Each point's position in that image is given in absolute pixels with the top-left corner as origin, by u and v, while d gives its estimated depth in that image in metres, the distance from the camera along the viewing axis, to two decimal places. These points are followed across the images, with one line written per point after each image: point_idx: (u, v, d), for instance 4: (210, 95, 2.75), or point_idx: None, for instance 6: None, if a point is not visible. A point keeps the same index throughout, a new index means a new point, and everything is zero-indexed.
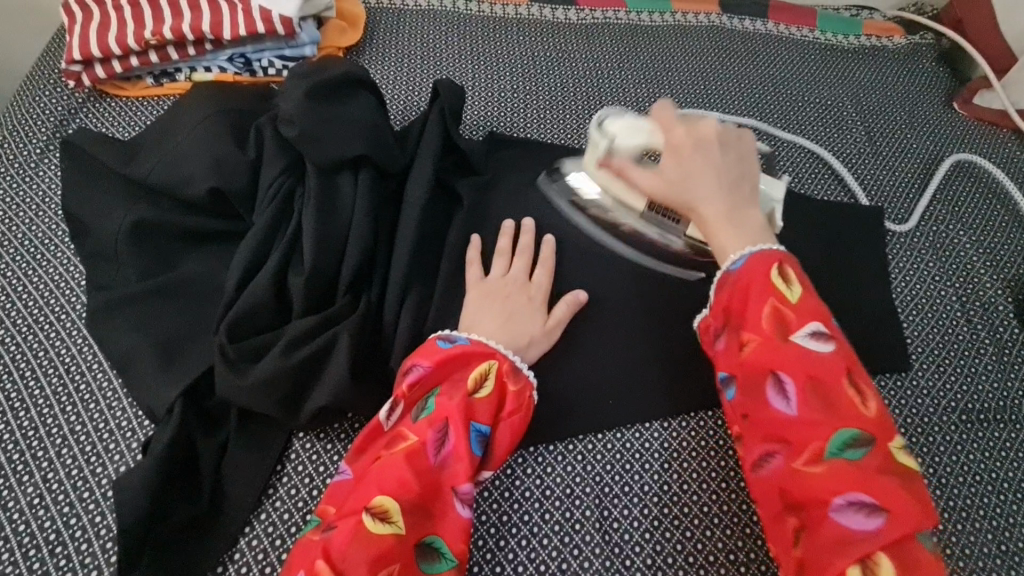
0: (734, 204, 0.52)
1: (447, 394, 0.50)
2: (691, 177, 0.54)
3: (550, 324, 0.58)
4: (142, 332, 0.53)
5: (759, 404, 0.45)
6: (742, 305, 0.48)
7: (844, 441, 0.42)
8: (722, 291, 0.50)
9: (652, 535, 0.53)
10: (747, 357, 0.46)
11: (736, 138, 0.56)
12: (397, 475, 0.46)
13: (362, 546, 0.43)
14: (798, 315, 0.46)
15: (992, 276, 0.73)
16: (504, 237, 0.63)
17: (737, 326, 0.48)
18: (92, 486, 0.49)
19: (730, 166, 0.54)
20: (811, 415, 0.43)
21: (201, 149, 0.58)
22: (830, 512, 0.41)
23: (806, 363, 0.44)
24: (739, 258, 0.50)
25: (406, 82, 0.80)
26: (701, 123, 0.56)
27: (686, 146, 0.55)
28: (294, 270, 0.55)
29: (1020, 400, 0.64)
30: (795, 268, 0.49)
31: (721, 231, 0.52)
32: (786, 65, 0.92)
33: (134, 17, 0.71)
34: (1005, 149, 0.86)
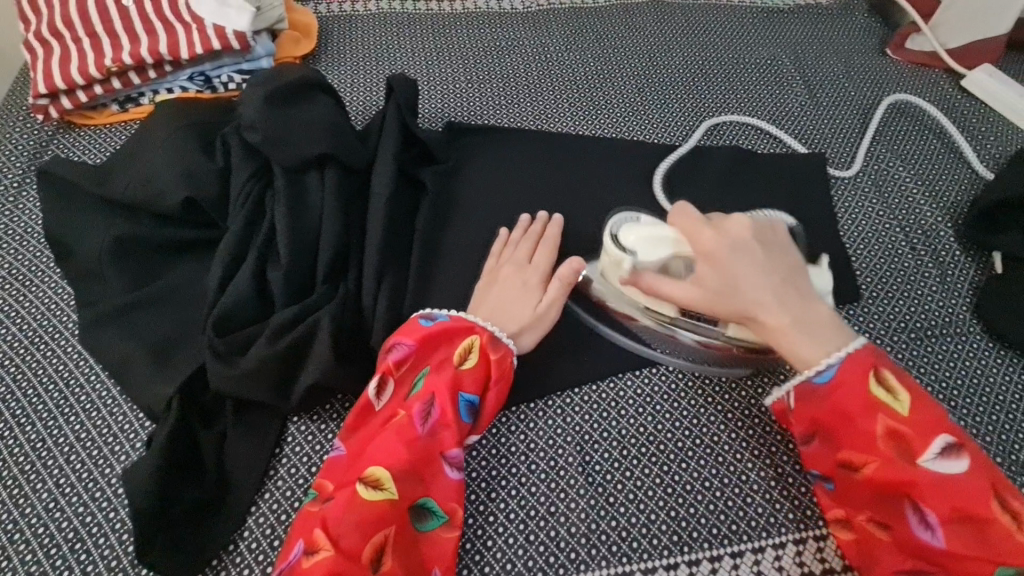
0: (792, 305, 0.51)
1: (433, 369, 0.54)
2: (742, 288, 0.51)
3: (543, 308, 0.59)
4: (134, 339, 0.56)
5: (901, 531, 0.47)
6: (842, 422, 0.49)
7: (1003, 572, 0.44)
8: (807, 406, 0.50)
9: (632, 473, 0.57)
10: (870, 479, 0.48)
11: (770, 230, 0.54)
12: (388, 446, 0.50)
13: (358, 511, 0.47)
14: (917, 433, 0.47)
15: (933, 206, 0.78)
16: (518, 228, 0.66)
17: (842, 444, 0.49)
18: (103, 486, 0.52)
19: (773, 266, 0.52)
20: (961, 545, 0.45)
21: (172, 163, 0.61)
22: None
23: (946, 492, 0.45)
24: (829, 366, 0.49)
25: (363, 83, 0.83)
26: (736, 222, 0.53)
27: (727, 250, 0.51)
28: (272, 266, 0.58)
29: (965, 314, 0.69)
30: (888, 366, 0.50)
31: (788, 339, 0.50)
32: (726, 31, 0.96)
33: (93, 47, 0.74)
34: (938, 87, 0.91)
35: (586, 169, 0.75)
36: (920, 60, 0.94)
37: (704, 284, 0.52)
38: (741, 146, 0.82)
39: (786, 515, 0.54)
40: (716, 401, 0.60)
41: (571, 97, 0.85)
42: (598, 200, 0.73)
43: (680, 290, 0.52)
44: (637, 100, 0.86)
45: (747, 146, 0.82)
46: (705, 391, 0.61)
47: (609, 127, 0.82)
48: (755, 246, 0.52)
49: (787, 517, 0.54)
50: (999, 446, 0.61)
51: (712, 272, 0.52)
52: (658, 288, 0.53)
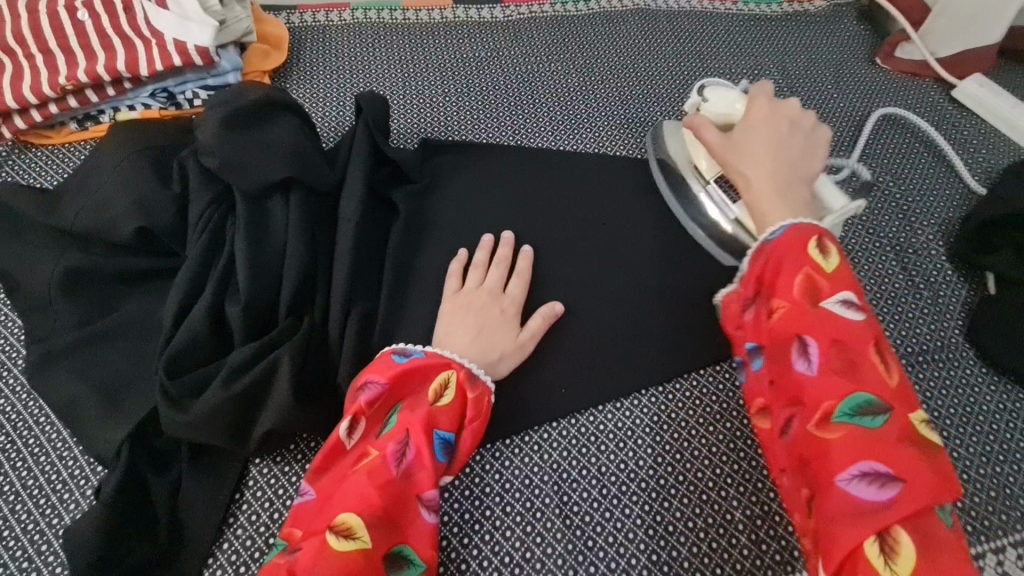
0: (786, 183, 0.55)
1: (408, 406, 0.52)
2: (754, 149, 0.57)
3: (523, 338, 0.59)
4: (84, 379, 0.53)
5: (786, 368, 0.46)
6: (775, 277, 0.49)
7: (863, 413, 0.42)
8: (756, 262, 0.51)
9: (611, 513, 0.54)
10: (775, 324, 0.47)
11: (812, 127, 0.59)
12: (360, 491, 0.47)
13: (328, 565, 0.43)
14: (830, 285, 0.46)
15: (924, 223, 0.75)
16: (482, 251, 0.64)
17: (769, 297, 0.49)
18: (49, 538, 0.49)
19: (801, 147, 0.57)
20: (832, 378, 0.43)
21: (125, 190, 0.58)
22: (839, 478, 0.40)
23: (832, 329, 0.44)
24: (782, 225, 0.51)
25: (336, 98, 0.80)
26: (789, 104, 0.60)
27: (757, 118, 0.58)
28: (231, 300, 0.55)
29: (956, 338, 0.67)
30: (834, 241, 0.49)
31: (763, 197, 0.54)
32: (711, 39, 0.94)
33: (48, 64, 0.70)
34: (928, 98, 0.89)
35: (566, 188, 0.73)
36: (909, 70, 0.91)
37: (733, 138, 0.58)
38: None
39: (771, 557, 0.52)
40: (699, 434, 0.58)
41: (552, 111, 0.82)
42: (579, 220, 0.70)
43: (711, 136, 0.59)
44: (620, 113, 0.83)
45: None
46: (689, 423, 0.58)
47: (592, 142, 0.79)
48: (792, 130, 0.58)
49: (772, 559, 0.52)
50: (993, 478, 0.59)
51: (739, 133, 0.59)
52: (699, 129, 0.60)
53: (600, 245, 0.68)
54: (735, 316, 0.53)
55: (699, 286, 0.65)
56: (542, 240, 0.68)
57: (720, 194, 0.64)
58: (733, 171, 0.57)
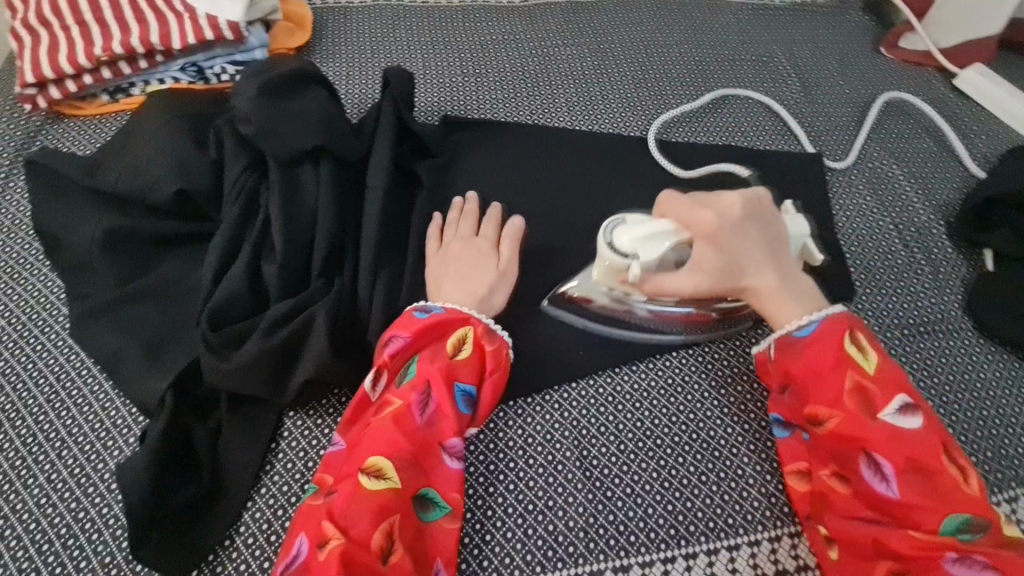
0: (786, 275, 0.55)
1: (428, 359, 0.54)
2: (743, 266, 0.54)
3: (503, 266, 0.61)
4: (127, 333, 0.56)
5: (858, 477, 0.49)
6: (816, 380, 0.52)
7: (956, 524, 0.45)
8: (786, 358, 0.54)
9: (629, 467, 0.57)
10: (832, 431, 0.50)
11: (754, 201, 0.55)
12: (386, 437, 0.49)
13: (363, 504, 0.46)
14: (880, 389, 0.50)
15: (925, 203, 0.78)
16: (454, 212, 0.66)
17: (814, 402, 0.52)
18: (95, 481, 0.51)
19: (766, 236, 0.55)
20: (915, 494, 0.46)
21: (164, 155, 0.60)
22: (945, 565, 0.44)
23: (906, 443, 0.48)
24: (810, 322, 0.53)
25: (358, 76, 0.83)
26: (724, 202, 0.54)
27: (720, 234, 0.53)
28: (268, 260, 0.58)
29: (957, 310, 0.70)
30: (866, 336, 0.53)
31: (780, 307, 0.55)
32: (721, 28, 0.96)
33: (83, 36, 0.72)
34: (931, 86, 0.91)
35: (583, 164, 0.75)
36: (914, 59, 0.94)
37: (707, 267, 0.54)
38: (737, 143, 0.82)
39: (781, 509, 0.55)
40: (712, 395, 0.61)
41: (569, 93, 0.85)
42: (596, 195, 0.73)
43: (682, 282, 0.55)
44: (633, 94, 0.86)
45: (741, 143, 0.82)
46: (702, 385, 0.61)
47: (607, 122, 0.82)
48: (747, 224, 0.55)
49: (782, 510, 0.55)
50: (990, 441, 0.62)
51: (711, 256, 0.54)
52: (663, 286, 0.56)
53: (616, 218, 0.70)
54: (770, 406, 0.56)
55: None
56: (561, 213, 0.70)
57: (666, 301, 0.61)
58: (738, 289, 0.55)
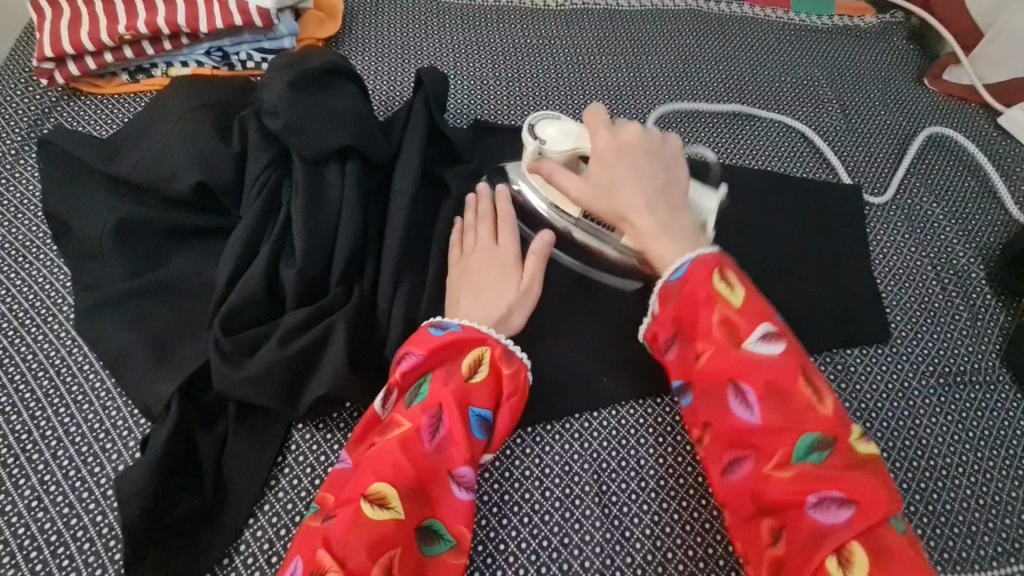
0: (664, 212, 0.54)
1: (440, 378, 0.51)
2: (622, 187, 0.55)
3: (525, 283, 0.58)
4: (133, 330, 0.53)
5: (722, 413, 0.47)
6: (692, 316, 0.49)
7: (808, 443, 0.44)
8: (667, 302, 0.51)
9: (650, 506, 0.54)
10: (703, 368, 0.48)
11: (660, 141, 0.57)
12: (393, 462, 0.47)
13: (362, 533, 0.43)
14: (745, 320, 0.47)
15: (965, 245, 0.75)
16: (469, 211, 0.63)
17: (690, 338, 0.50)
18: (91, 486, 0.49)
19: (657, 170, 0.56)
20: (774, 420, 0.45)
21: (184, 145, 0.57)
22: (806, 509, 0.42)
23: (761, 369, 0.46)
24: (682, 265, 0.51)
25: (388, 72, 0.80)
26: (627, 131, 0.57)
27: (609, 151, 0.56)
28: (286, 263, 0.55)
29: (994, 361, 0.67)
30: (734, 269, 0.50)
31: (654, 237, 0.53)
32: (761, 47, 0.93)
33: (106, 13, 0.69)
34: (974, 123, 0.88)
35: None
36: (957, 93, 0.91)
37: (594, 181, 0.56)
38: (774, 169, 0.80)
39: None
40: None
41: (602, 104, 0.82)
42: None
43: (571, 183, 0.57)
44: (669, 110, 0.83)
45: (777, 169, 0.79)
46: None
47: None
48: (645, 155, 0.56)
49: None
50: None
51: (599, 171, 0.56)
52: (555, 176, 0.57)
53: None
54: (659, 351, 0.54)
55: None
56: None
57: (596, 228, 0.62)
58: (614, 215, 0.55)
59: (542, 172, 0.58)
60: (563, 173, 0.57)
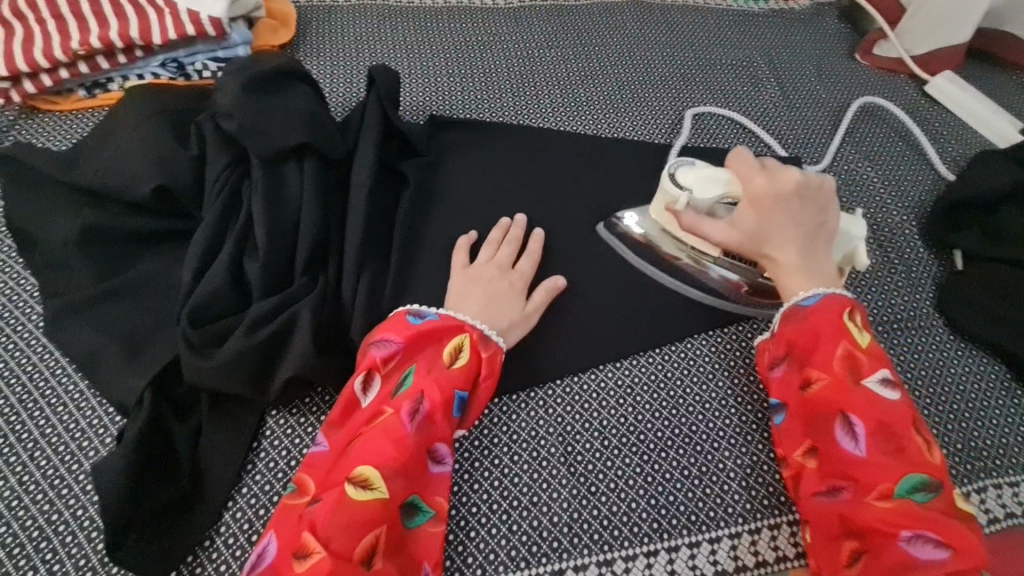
0: (811, 254, 0.56)
1: (424, 367, 0.53)
2: (767, 236, 0.56)
3: (529, 310, 0.61)
4: (103, 330, 0.55)
5: (830, 442, 0.50)
6: (809, 344, 0.53)
7: (913, 486, 0.47)
8: (788, 325, 0.55)
9: (613, 462, 0.57)
10: (816, 393, 0.51)
11: (816, 187, 0.57)
12: (376, 446, 0.48)
13: (347, 514, 0.45)
14: (868, 361, 0.51)
15: (899, 204, 0.80)
16: (497, 230, 0.66)
17: (803, 362, 0.53)
18: (69, 483, 0.50)
19: (810, 218, 0.57)
20: (879, 456, 0.48)
21: (142, 150, 0.59)
22: (900, 543, 0.45)
23: (877, 409, 0.49)
24: (811, 296, 0.54)
25: (342, 74, 0.82)
26: (782, 179, 0.57)
27: (764, 199, 0.57)
28: (250, 258, 0.57)
29: (928, 308, 0.72)
30: (863, 316, 0.54)
31: (796, 280, 0.56)
32: (703, 32, 0.97)
33: (60, 29, 0.71)
34: (904, 92, 0.93)
35: (566, 165, 0.76)
36: (887, 66, 0.96)
37: (740, 225, 0.58)
38: (718, 146, 0.83)
39: (761, 501, 0.56)
40: (693, 391, 0.61)
41: (552, 95, 0.85)
42: (581, 196, 0.73)
43: (716, 231, 0.58)
44: (616, 97, 0.87)
45: (721, 146, 0.83)
46: (684, 381, 0.62)
47: (591, 125, 0.83)
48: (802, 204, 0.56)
49: (778, 498, 0.56)
50: (959, 433, 0.63)
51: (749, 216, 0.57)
52: (697, 226, 0.58)
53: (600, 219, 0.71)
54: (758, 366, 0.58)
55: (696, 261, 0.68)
56: (546, 212, 0.71)
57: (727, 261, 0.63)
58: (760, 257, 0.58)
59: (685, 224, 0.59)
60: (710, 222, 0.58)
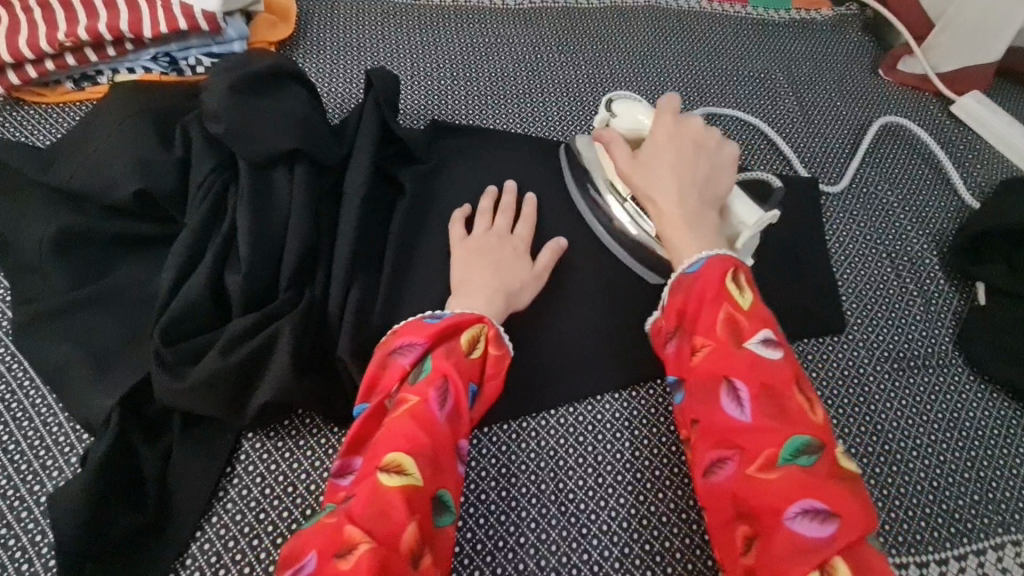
0: (694, 206, 0.53)
1: (443, 352, 0.49)
2: (661, 173, 0.54)
3: (538, 269, 0.61)
4: (73, 342, 0.52)
5: (712, 411, 0.44)
6: (695, 311, 0.47)
7: (795, 449, 0.41)
8: (676, 296, 0.49)
9: (606, 502, 0.54)
10: (700, 363, 0.46)
11: (715, 146, 0.56)
12: (405, 434, 0.44)
13: (386, 506, 0.40)
14: (750, 322, 0.45)
15: (920, 232, 0.76)
16: (488, 200, 0.65)
17: (691, 333, 0.47)
18: (30, 505, 0.48)
19: (708, 172, 0.55)
20: (764, 421, 0.42)
21: (124, 152, 0.56)
22: (785, 520, 0.39)
23: (759, 369, 0.43)
24: (695, 262, 0.49)
25: (341, 75, 0.79)
26: (688, 125, 0.57)
27: (665, 137, 0.56)
28: (231, 270, 0.54)
29: (947, 346, 0.68)
30: (747, 275, 0.49)
31: (679, 232, 0.52)
32: (721, 41, 0.93)
33: (47, 19, 0.68)
34: (928, 112, 0.89)
35: None
36: (911, 83, 0.91)
37: (640, 157, 0.56)
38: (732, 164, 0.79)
39: None
40: None
41: (559, 102, 0.82)
42: None
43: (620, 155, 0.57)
44: None
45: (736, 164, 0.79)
46: None
47: None
48: (696, 151, 0.56)
49: None
50: (976, 484, 0.60)
51: (648, 153, 0.56)
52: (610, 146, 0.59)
53: None
54: (659, 347, 0.52)
55: None
56: (549, 227, 0.67)
57: (632, 209, 0.62)
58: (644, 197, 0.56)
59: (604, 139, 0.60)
60: (620, 143, 0.58)
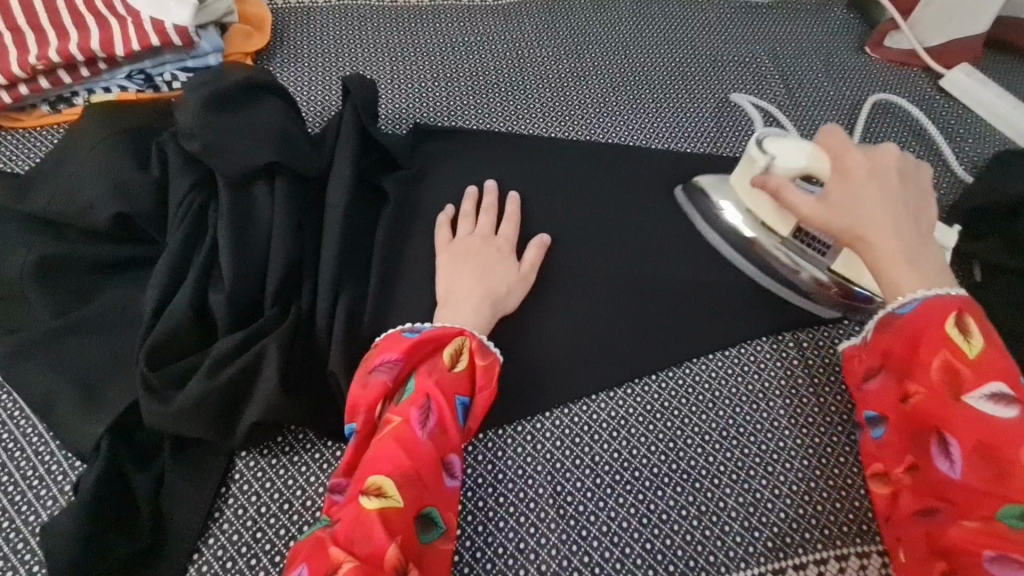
0: (914, 240, 0.49)
1: (425, 371, 0.50)
2: (865, 207, 0.49)
3: (525, 269, 0.60)
4: (60, 371, 0.51)
5: (923, 459, 0.45)
6: (909, 352, 0.46)
7: (1013, 510, 0.40)
8: (882, 333, 0.48)
9: (605, 503, 0.53)
10: (913, 410, 0.45)
11: (912, 170, 0.54)
12: (387, 455, 0.45)
13: (365, 529, 0.42)
14: (975, 374, 0.43)
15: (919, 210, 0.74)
16: (468, 202, 0.64)
17: (902, 373, 0.47)
18: (25, 536, 0.47)
19: (913, 199, 0.51)
20: (981, 481, 0.41)
21: (100, 175, 0.56)
22: (985, 563, 0.39)
23: (979, 425, 0.42)
24: (914, 300, 0.46)
25: (320, 82, 0.78)
26: (880, 153, 0.53)
27: (860, 172, 0.51)
28: (214, 289, 0.53)
29: None
30: (976, 316, 0.45)
31: (894, 267, 0.47)
32: (705, 27, 0.92)
33: (17, 43, 0.67)
34: (918, 88, 0.87)
35: (556, 172, 0.71)
36: (899, 59, 0.90)
37: (831, 198, 0.50)
38: (722, 153, 0.77)
39: (765, 543, 0.51)
40: (693, 422, 0.57)
41: (543, 97, 0.81)
42: (574, 208, 0.68)
43: (801, 199, 0.51)
44: (611, 98, 0.81)
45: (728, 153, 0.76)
46: (682, 410, 0.57)
47: (584, 130, 0.78)
48: (895, 184, 0.51)
49: (784, 540, 0.51)
50: None
51: (838, 190, 0.50)
52: (787, 195, 0.52)
53: (594, 233, 0.66)
54: (856, 378, 0.51)
55: (699, 279, 0.64)
56: (537, 228, 0.66)
57: (801, 246, 0.59)
58: (847, 233, 0.49)
59: (768, 186, 0.54)
60: (792, 188, 0.53)
